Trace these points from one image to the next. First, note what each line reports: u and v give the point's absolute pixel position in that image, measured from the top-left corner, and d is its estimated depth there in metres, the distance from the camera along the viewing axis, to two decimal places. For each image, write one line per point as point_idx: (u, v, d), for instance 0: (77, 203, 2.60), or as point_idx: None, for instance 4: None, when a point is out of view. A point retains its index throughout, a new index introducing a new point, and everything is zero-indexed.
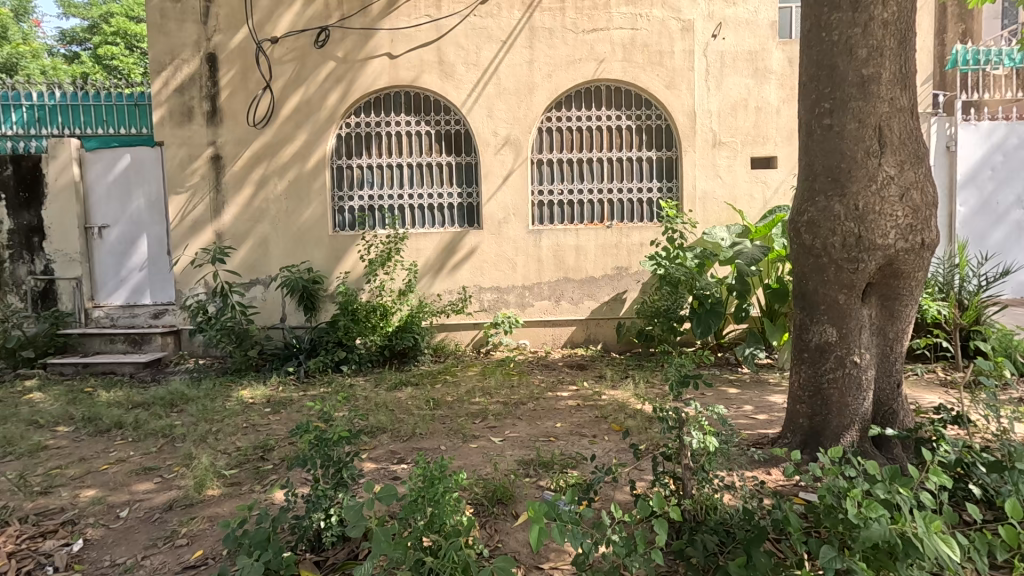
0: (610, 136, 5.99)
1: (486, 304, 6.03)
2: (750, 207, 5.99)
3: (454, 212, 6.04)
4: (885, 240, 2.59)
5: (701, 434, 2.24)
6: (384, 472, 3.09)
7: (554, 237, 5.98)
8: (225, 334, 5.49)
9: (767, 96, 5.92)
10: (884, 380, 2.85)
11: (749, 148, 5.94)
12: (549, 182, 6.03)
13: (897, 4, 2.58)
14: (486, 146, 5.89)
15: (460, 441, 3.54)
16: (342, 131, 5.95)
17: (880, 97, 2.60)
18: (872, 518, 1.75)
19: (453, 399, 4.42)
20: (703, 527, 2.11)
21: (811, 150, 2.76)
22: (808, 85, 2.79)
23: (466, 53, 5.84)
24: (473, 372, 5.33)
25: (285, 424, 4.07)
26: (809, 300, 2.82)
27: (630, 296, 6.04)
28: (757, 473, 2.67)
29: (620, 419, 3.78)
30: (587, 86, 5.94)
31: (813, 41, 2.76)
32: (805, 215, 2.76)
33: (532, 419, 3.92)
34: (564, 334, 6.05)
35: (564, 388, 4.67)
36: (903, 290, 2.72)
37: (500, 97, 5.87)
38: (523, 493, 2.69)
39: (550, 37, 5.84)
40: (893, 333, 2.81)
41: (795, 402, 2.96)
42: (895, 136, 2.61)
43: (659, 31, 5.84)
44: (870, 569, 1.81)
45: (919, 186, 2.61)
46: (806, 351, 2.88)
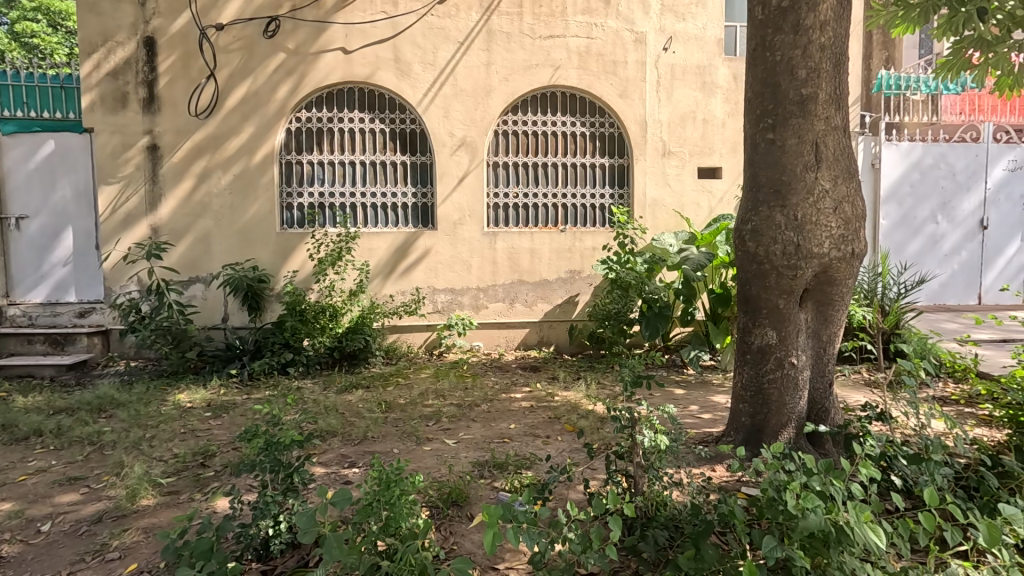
0: (565, 141, 6.09)
1: (440, 306, 5.98)
2: (696, 214, 6.24)
3: (407, 212, 5.96)
4: (821, 248, 2.77)
5: (652, 432, 2.32)
6: (336, 476, 3.01)
7: (509, 239, 6.02)
8: (160, 334, 5.20)
9: (713, 109, 6.20)
10: (818, 380, 3.05)
11: (696, 159, 6.20)
12: (505, 184, 6.06)
13: (832, 30, 2.77)
14: (442, 147, 5.86)
15: (413, 443, 3.50)
16: (292, 125, 5.75)
17: (817, 116, 2.79)
18: (809, 509, 1.86)
19: (405, 401, 4.37)
20: (654, 523, 2.18)
21: (756, 162, 2.92)
22: (753, 100, 2.94)
23: (423, 52, 5.79)
24: (426, 374, 5.28)
25: (227, 428, 3.89)
26: (752, 304, 2.98)
27: (583, 299, 6.16)
28: (703, 470, 2.79)
29: (573, 419, 3.84)
30: (544, 91, 6.03)
31: (758, 60, 2.91)
32: (749, 224, 2.91)
33: (486, 420, 3.94)
34: (518, 336, 6.09)
35: (517, 390, 4.71)
36: (836, 295, 2.92)
37: (456, 98, 5.85)
38: (477, 494, 2.69)
39: (507, 41, 5.89)
40: (826, 336, 3.01)
41: (738, 401, 3.11)
42: (830, 152, 2.80)
43: (613, 41, 6.00)
44: (807, 556, 1.91)
45: (850, 199, 2.81)
46: (748, 353, 3.04)
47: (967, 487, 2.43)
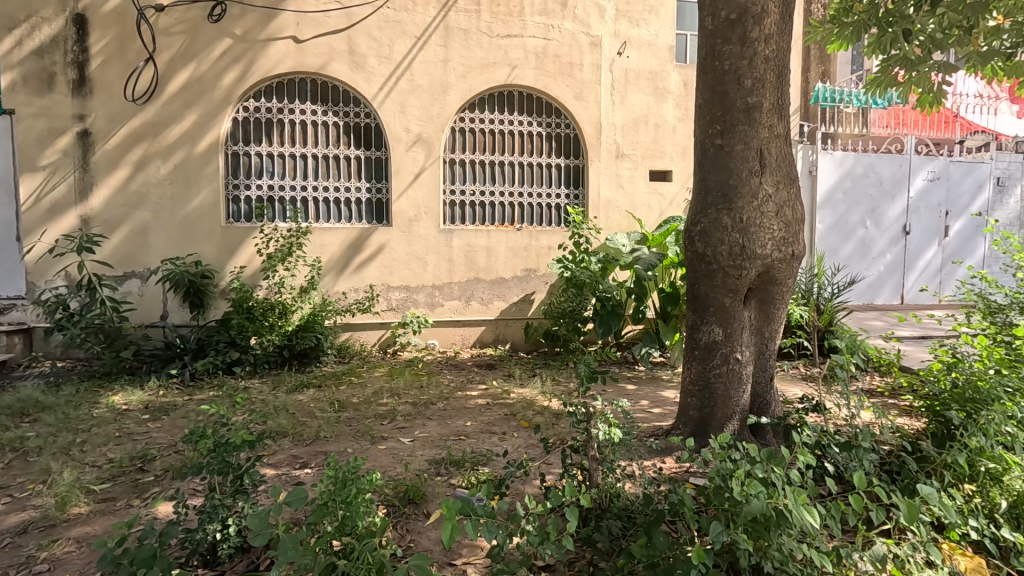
0: (521, 141, 6.13)
1: (394, 304, 5.90)
2: (648, 216, 6.42)
3: (361, 207, 5.84)
4: (764, 250, 2.93)
5: (607, 426, 2.40)
6: (287, 477, 2.92)
7: (465, 237, 6.01)
8: (91, 333, 4.88)
9: (665, 114, 6.40)
10: (760, 374, 3.22)
11: (648, 161, 6.38)
12: (462, 182, 6.04)
13: (775, 43, 2.93)
14: (397, 142, 5.78)
15: (368, 442, 3.45)
16: (239, 114, 5.51)
17: (761, 123, 2.94)
18: (752, 494, 1.97)
19: (359, 400, 4.29)
20: (608, 514, 2.24)
21: (705, 167, 3.04)
22: (703, 107, 3.07)
23: (378, 44, 5.69)
24: (380, 372, 5.21)
25: (168, 431, 3.70)
26: (700, 303, 3.11)
27: (538, 297, 6.23)
28: (654, 462, 2.89)
29: (529, 416, 3.89)
30: (501, 90, 6.05)
31: (708, 68, 3.04)
32: (698, 225, 3.04)
33: (442, 418, 3.93)
34: (474, 334, 6.10)
35: (473, 387, 4.71)
36: (777, 294, 3.09)
37: (412, 94, 5.79)
38: (434, 492, 2.68)
39: (465, 38, 5.87)
40: (768, 332, 3.18)
41: (686, 395, 3.24)
42: (773, 158, 2.96)
43: (569, 43, 6.10)
44: (751, 540, 2.01)
45: (791, 204, 2.98)
46: (697, 349, 3.17)
47: (890, 470, 2.63)
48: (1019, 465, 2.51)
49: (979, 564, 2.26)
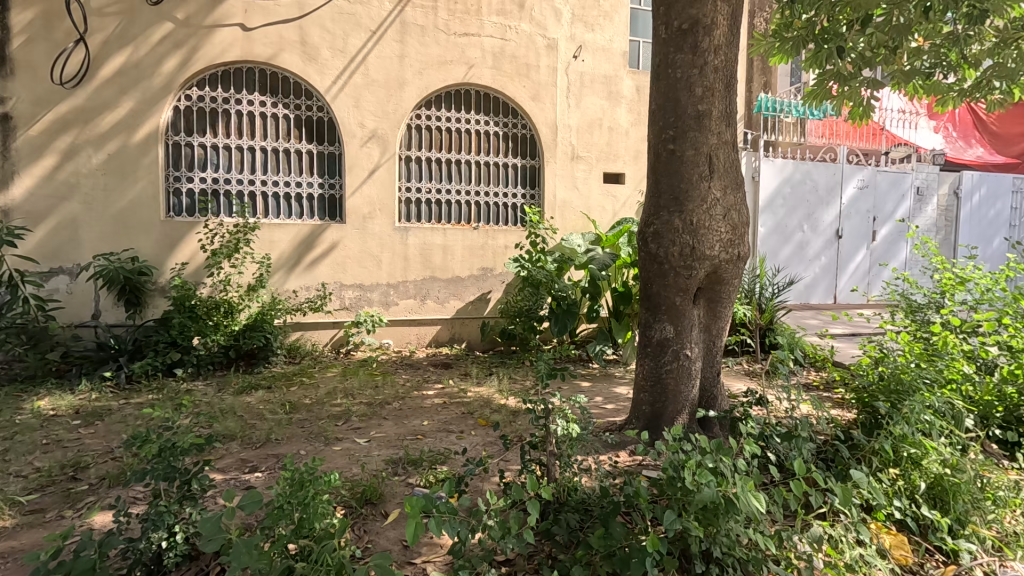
0: (478, 140, 6.14)
1: (348, 302, 5.77)
2: (602, 217, 6.57)
3: (313, 204, 5.69)
4: (712, 251, 3.07)
5: (565, 421, 2.45)
6: (237, 482, 2.82)
7: (421, 235, 5.95)
8: (12, 333, 4.53)
9: (618, 118, 6.56)
10: (708, 370, 3.37)
11: (603, 164, 6.52)
12: (418, 179, 5.98)
13: (724, 54, 3.07)
14: (351, 137, 5.66)
15: (322, 444, 3.37)
16: (181, 103, 5.24)
17: (710, 130, 3.07)
18: (703, 483, 2.05)
19: (312, 401, 4.18)
20: (566, 507, 2.29)
21: (658, 170, 3.15)
22: (656, 112, 3.18)
23: (332, 37, 5.55)
24: (333, 372, 5.09)
25: (103, 437, 3.48)
26: (653, 301, 3.23)
27: (494, 296, 6.25)
28: (609, 456, 2.97)
29: (486, 414, 3.90)
30: (457, 89, 6.03)
31: (661, 75, 3.15)
32: (651, 227, 3.15)
33: (398, 418, 3.89)
34: (429, 333, 6.06)
35: (429, 387, 4.68)
36: (724, 294, 3.25)
37: (367, 88, 5.68)
38: (392, 491, 2.66)
39: (422, 34, 5.82)
40: (715, 330, 3.33)
41: (639, 391, 3.35)
42: (721, 164, 3.10)
43: (526, 45, 6.16)
44: (702, 526, 2.09)
45: (737, 208, 3.14)
46: (649, 346, 3.28)
47: (825, 458, 2.80)
48: (937, 450, 2.71)
49: (902, 541, 2.45)
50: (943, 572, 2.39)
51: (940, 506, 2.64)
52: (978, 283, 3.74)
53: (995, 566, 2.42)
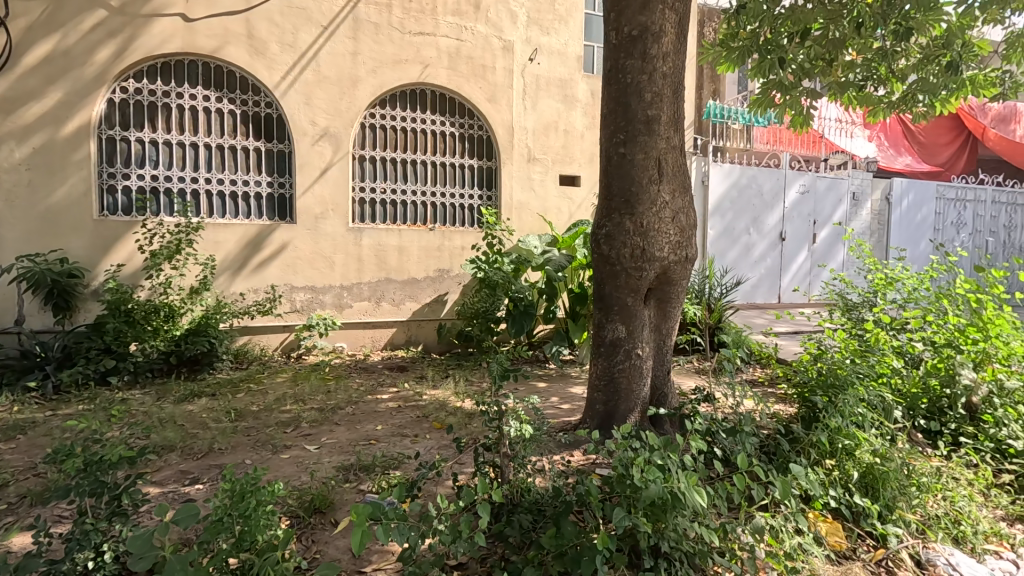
0: (434, 140, 6.08)
1: (299, 305, 5.60)
2: (559, 218, 6.63)
3: (261, 203, 5.50)
4: (661, 252, 3.15)
5: (518, 422, 2.46)
6: (174, 495, 2.68)
7: (375, 236, 5.84)
8: None
9: (574, 121, 6.64)
10: (659, 368, 3.45)
11: (559, 166, 6.59)
12: (372, 179, 5.87)
13: (672, 61, 3.16)
14: (302, 135, 5.50)
15: (269, 452, 3.25)
16: (116, 95, 4.95)
17: (660, 135, 3.15)
18: (650, 480, 2.09)
19: (259, 408, 4.04)
20: (520, 508, 2.29)
21: (610, 173, 3.21)
22: (608, 116, 3.23)
23: (281, 31, 5.38)
24: (283, 377, 4.92)
25: (25, 452, 3.24)
26: (606, 302, 3.28)
27: (451, 297, 6.21)
28: (563, 456, 3.00)
29: (442, 417, 3.86)
30: (412, 88, 5.96)
31: (612, 80, 3.21)
32: (604, 229, 3.21)
33: (351, 423, 3.80)
34: (384, 336, 5.95)
35: (383, 390, 4.59)
36: (673, 294, 3.33)
37: (319, 85, 5.54)
38: (343, 499, 2.59)
39: (375, 31, 5.72)
40: (665, 329, 3.42)
41: (593, 390, 3.40)
42: (670, 168, 3.19)
43: (482, 46, 6.15)
44: (650, 522, 2.13)
45: (685, 211, 3.23)
46: (602, 345, 3.34)
47: (767, 451, 2.91)
48: (868, 440, 2.86)
49: (837, 528, 2.57)
50: (873, 555, 2.51)
51: (871, 493, 2.75)
52: (905, 283, 3.96)
53: (920, 548, 2.55)
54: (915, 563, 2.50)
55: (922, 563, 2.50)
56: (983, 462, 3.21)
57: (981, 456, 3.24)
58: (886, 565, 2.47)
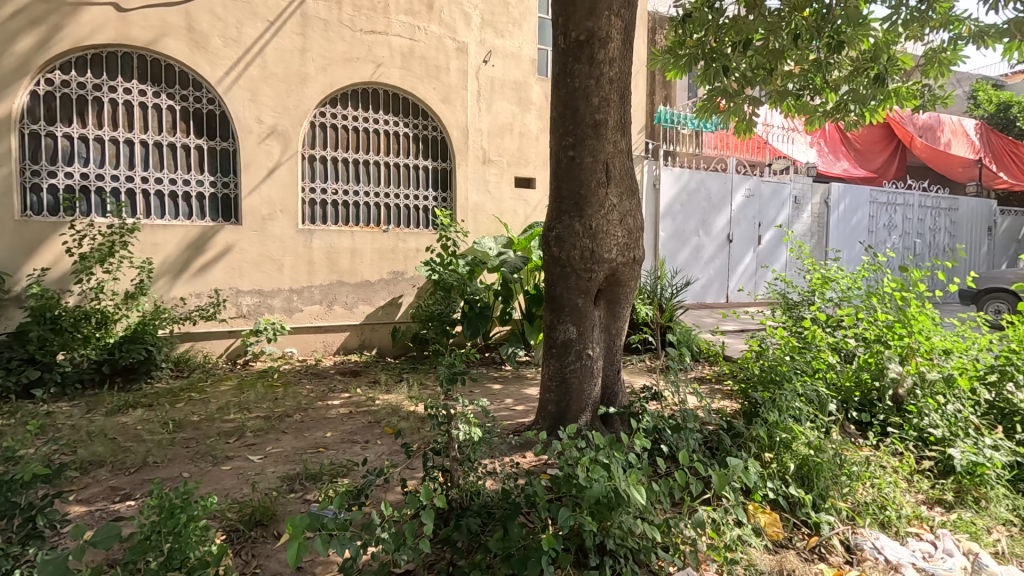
0: (387, 141, 5.99)
1: (245, 310, 5.39)
2: (514, 220, 6.65)
3: (204, 204, 5.28)
4: (610, 254, 3.20)
5: (467, 426, 2.45)
6: (102, 514, 2.51)
7: (326, 238, 5.69)
8: None
9: (528, 124, 6.68)
10: (609, 367, 3.52)
11: (514, 168, 6.61)
12: (323, 180, 5.73)
13: (618, 67, 3.22)
14: (247, 133, 5.30)
15: (209, 464, 3.11)
16: (40, 87, 4.61)
17: (607, 139, 3.20)
18: (595, 479, 2.11)
19: (200, 418, 3.86)
20: (469, 512, 2.28)
21: (559, 176, 3.24)
22: (557, 119, 3.27)
23: (223, 24, 5.17)
24: (227, 386, 4.71)
25: None
26: (557, 303, 3.31)
27: (406, 300, 6.12)
28: (515, 457, 3.00)
29: (394, 422, 3.80)
30: (364, 87, 5.85)
31: (561, 84, 3.24)
32: (554, 231, 3.24)
33: (299, 431, 3.68)
34: (336, 340, 5.81)
35: (334, 396, 4.47)
36: (622, 295, 3.40)
37: (265, 82, 5.36)
38: (286, 510, 2.50)
39: (325, 28, 5.59)
40: (614, 329, 3.48)
41: (545, 391, 3.42)
42: (617, 172, 3.24)
43: (436, 46, 6.10)
44: (596, 521, 2.16)
45: (632, 213, 3.30)
46: (554, 346, 3.36)
47: (711, 446, 3.01)
48: (803, 433, 3.02)
49: (775, 519, 2.67)
50: (807, 543, 2.62)
51: (806, 484, 2.88)
52: (840, 283, 4.19)
53: (850, 534, 2.68)
54: (845, 549, 2.62)
55: (851, 548, 2.62)
56: (907, 450, 3.40)
57: (905, 445, 3.42)
58: (819, 552, 2.59)
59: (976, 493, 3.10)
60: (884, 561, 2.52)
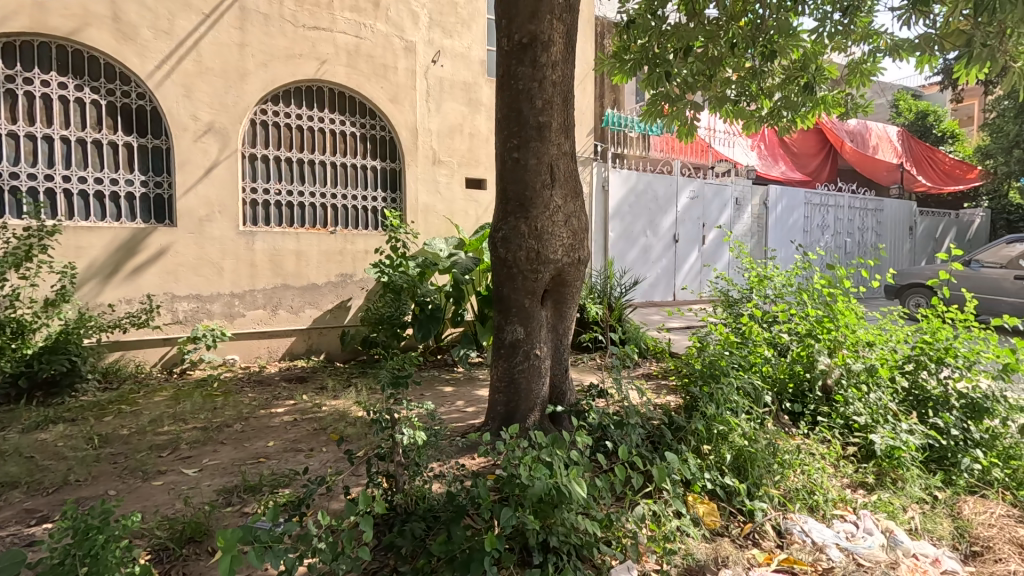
0: (333, 140, 5.84)
1: (181, 316, 5.13)
2: (465, 221, 6.61)
3: (134, 204, 4.99)
4: (556, 255, 3.24)
5: (411, 430, 2.43)
6: (14, 539, 2.33)
7: (270, 239, 5.49)
8: None
9: (478, 124, 6.67)
10: (557, 366, 3.56)
11: (464, 169, 6.58)
12: (265, 180, 5.53)
13: (561, 70, 3.26)
14: (182, 130, 5.05)
15: (138, 480, 2.94)
16: None
17: (551, 141, 3.24)
18: (537, 477, 2.14)
19: (130, 432, 3.64)
20: (414, 517, 2.26)
21: (505, 178, 3.26)
22: (503, 121, 3.28)
23: (153, 15, 4.90)
24: (162, 396, 4.46)
25: None
26: (504, 304, 3.33)
27: (354, 303, 5.99)
28: (464, 459, 2.99)
29: (340, 428, 3.70)
30: (308, 85, 5.69)
31: (506, 86, 3.26)
32: (500, 232, 3.26)
33: (239, 441, 3.53)
34: (282, 346, 5.62)
35: (279, 404, 4.31)
36: (568, 295, 3.45)
37: (201, 77, 5.12)
38: (223, 524, 2.40)
39: (265, 23, 5.39)
40: (562, 329, 3.53)
41: (495, 392, 3.42)
42: (561, 174, 3.29)
43: (383, 44, 6.00)
44: (539, 519, 2.19)
45: (577, 215, 3.35)
46: (502, 347, 3.38)
47: (654, 441, 3.11)
48: (739, 425, 3.15)
49: (713, 508, 2.78)
50: (742, 530, 2.75)
51: (742, 474, 3.02)
52: (776, 281, 4.40)
53: (781, 519, 2.82)
54: (777, 533, 2.76)
55: (782, 533, 2.76)
56: (833, 437, 3.62)
57: (832, 432, 3.65)
58: (753, 538, 2.71)
59: (894, 474, 3.33)
60: (811, 543, 2.66)
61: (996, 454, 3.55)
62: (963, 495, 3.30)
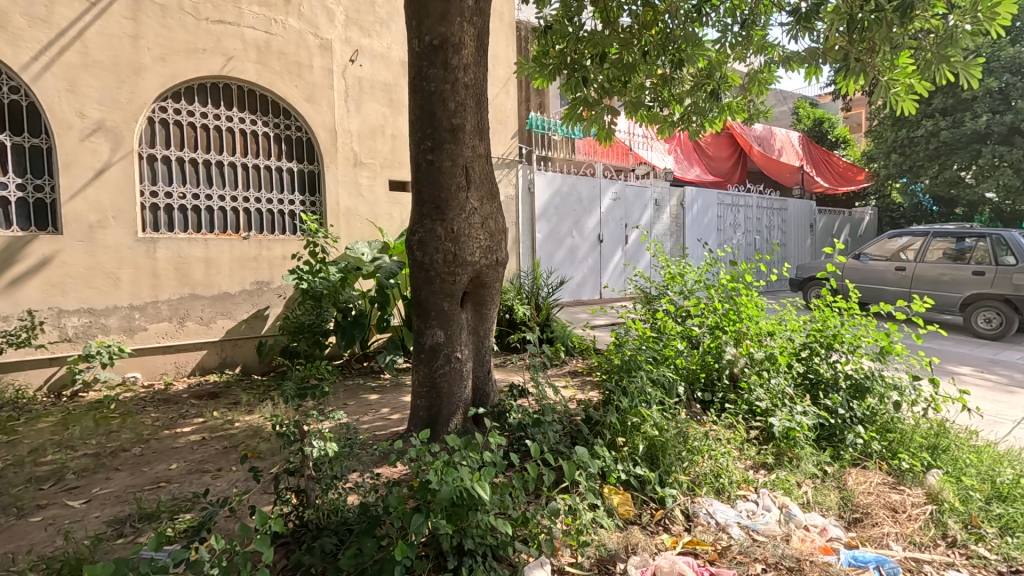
0: (243, 141, 5.53)
1: (71, 333, 4.67)
2: (390, 224, 6.47)
3: (9, 210, 4.50)
4: (473, 257, 3.24)
5: (322, 441, 2.35)
6: None
7: (174, 246, 5.10)
8: None
9: (401, 126, 6.53)
10: (479, 368, 3.57)
11: (387, 171, 6.42)
12: (166, 183, 5.14)
13: (473, 73, 3.26)
14: (66, 129, 4.61)
15: (12, 518, 2.64)
16: None
17: (466, 144, 3.23)
18: (447, 481, 2.12)
19: (6, 464, 3.26)
20: (325, 532, 2.18)
21: (420, 180, 3.22)
22: (417, 123, 3.24)
23: (27, 1, 4.43)
24: (47, 421, 4.03)
25: None
26: (424, 307, 3.29)
27: (272, 312, 5.69)
28: (385, 469, 2.92)
29: (253, 445, 3.51)
30: (214, 82, 5.35)
31: (418, 88, 3.22)
32: (417, 236, 3.22)
33: (136, 466, 3.25)
34: (191, 360, 5.25)
35: (185, 423, 4.01)
36: (488, 297, 3.46)
37: (86, 71, 4.68)
38: (114, 556, 2.21)
39: (161, 14, 5.02)
40: (483, 331, 3.53)
41: (416, 398, 3.38)
42: (478, 176, 3.29)
43: (296, 41, 5.76)
44: (454, 523, 2.17)
45: (494, 217, 3.37)
46: (422, 352, 3.34)
47: (572, 436, 3.20)
48: (651, 416, 3.30)
49: (627, 498, 2.89)
50: (654, 517, 2.87)
51: (654, 463, 3.16)
52: (689, 277, 4.64)
53: (689, 504, 2.98)
54: (685, 518, 2.90)
55: (690, 516, 2.91)
56: (739, 422, 3.87)
57: (738, 417, 3.90)
58: (664, 523, 2.84)
59: (790, 453, 3.62)
60: (715, 524, 2.82)
61: (875, 428, 3.92)
62: (848, 468, 3.64)
